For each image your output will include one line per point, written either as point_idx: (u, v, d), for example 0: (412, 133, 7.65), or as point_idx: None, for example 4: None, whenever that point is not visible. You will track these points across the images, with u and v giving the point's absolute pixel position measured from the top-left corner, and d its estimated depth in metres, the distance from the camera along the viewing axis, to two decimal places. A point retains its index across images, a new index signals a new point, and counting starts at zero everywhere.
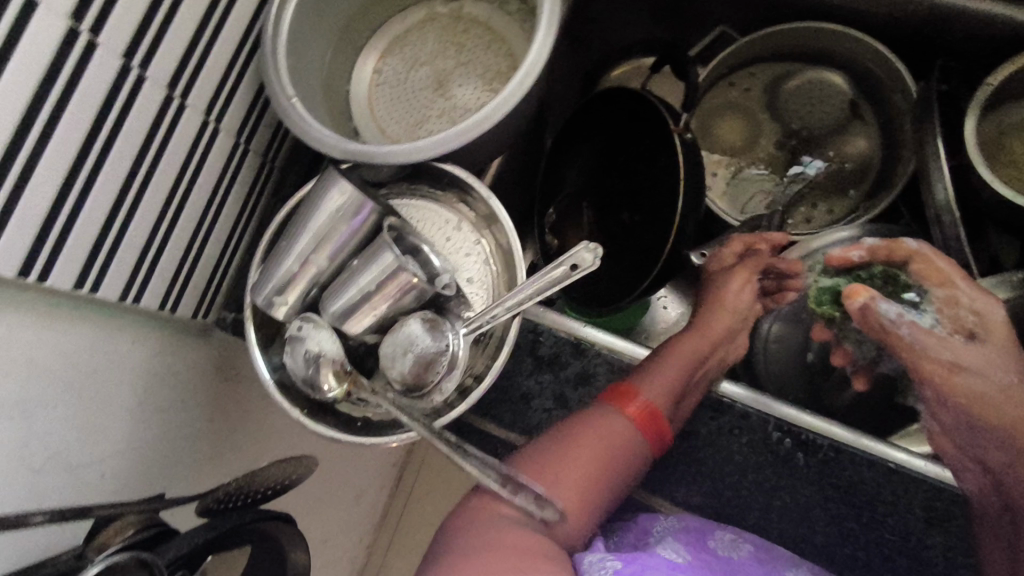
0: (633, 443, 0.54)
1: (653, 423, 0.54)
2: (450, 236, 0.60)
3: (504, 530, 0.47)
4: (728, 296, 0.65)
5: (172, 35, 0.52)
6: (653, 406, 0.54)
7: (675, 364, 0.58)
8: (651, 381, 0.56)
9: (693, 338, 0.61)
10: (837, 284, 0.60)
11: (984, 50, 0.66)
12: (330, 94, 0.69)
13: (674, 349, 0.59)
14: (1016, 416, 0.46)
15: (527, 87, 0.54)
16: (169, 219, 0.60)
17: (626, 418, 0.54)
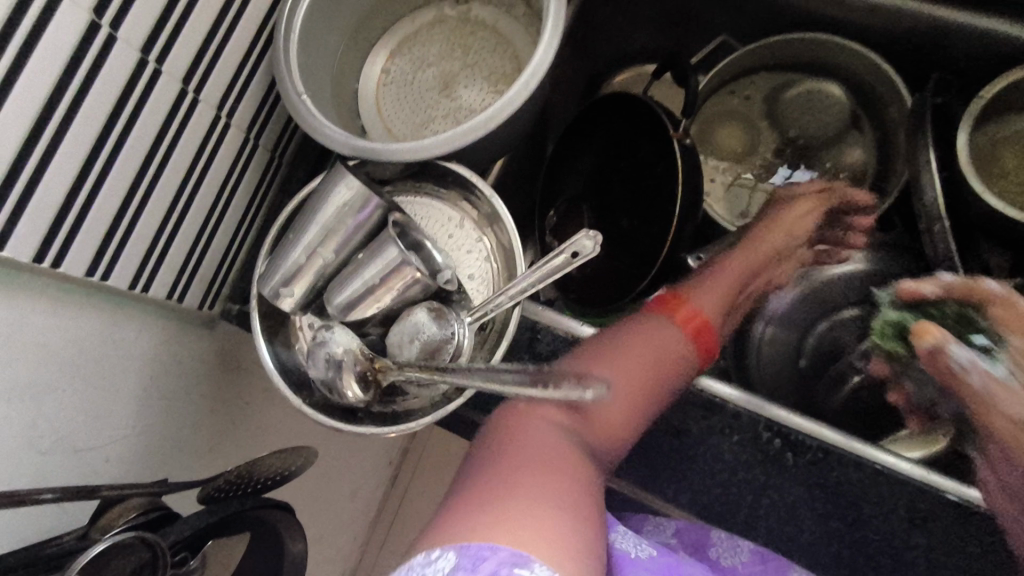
0: (683, 347, 0.60)
1: (703, 333, 0.62)
2: (453, 233, 0.62)
3: (543, 443, 0.52)
4: (791, 221, 0.70)
5: (190, 30, 0.54)
6: (703, 318, 0.62)
7: (720, 281, 0.66)
8: (698, 294, 0.64)
9: (740, 256, 0.69)
10: (903, 319, 0.60)
11: (978, 64, 0.68)
12: (339, 91, 0.70)
13: (722, 267, 0.68)
14: None
15: (531, 89, 0.55)
16: (180, 209, 0.62)
17: (680, 326, 0.61)
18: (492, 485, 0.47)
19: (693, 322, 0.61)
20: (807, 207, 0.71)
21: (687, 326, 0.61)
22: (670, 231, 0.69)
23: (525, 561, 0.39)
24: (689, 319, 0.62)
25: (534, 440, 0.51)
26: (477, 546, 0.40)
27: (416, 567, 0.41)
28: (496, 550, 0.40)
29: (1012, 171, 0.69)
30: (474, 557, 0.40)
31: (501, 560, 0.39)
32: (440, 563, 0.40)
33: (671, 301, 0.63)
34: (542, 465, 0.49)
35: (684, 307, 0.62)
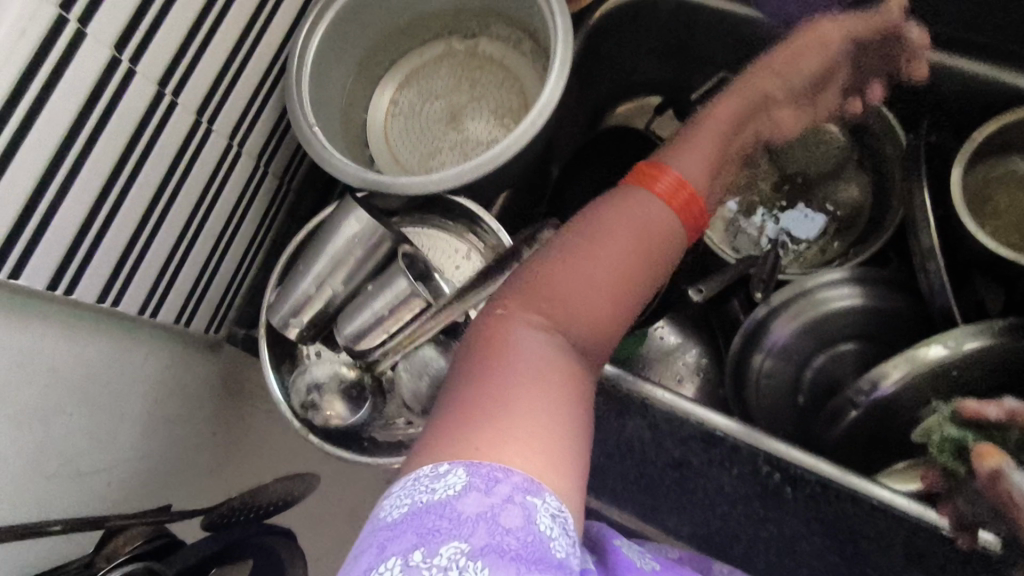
0: (668, 228, 0.47)
1: (690, 206, 0.49)
2: (459, 264, 0.61)
3: (523, 359, 0.40)
4: (806, 47, 0.58)
5: (204, 65, 0.55)
6: (692, 191, 0.49)
7: (713, 137, 0.55)
8: (682, 163, 0.51)
9: (749, 98, 0.58)
10: (965, 437, 0.51)
11: (970, 107, 0.70)
12: (347, 122, 0.72)
13: (713, 116, 0.56)
14: None
15: (539, 126, 0.57)
16: (190, 236, 0.62)
17: (660, 198, 0.48)
18: (473, 397, 0.37)
19: (679, 191, 0.48)
20: (837, 28, 0.58)
21: (672, 197, 0.48)
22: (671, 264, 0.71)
23: (538, 487, 0.33)
24: (674, 191, 0.48)
25: (511, 360, 0.40)
26: (489, 465, 0.33)
27: (422, 479, 0.33)
28: (508, 473, 0.33)
29: (1003, 211, 0.71)
30: (486, 478, 0.32)
31: (513, 486, 0.32)
32: (448, 479, 0.32)
33: (649, 169, 0.50)
34: (526, 368, 0.39)
35: (669, 175, 0.49)
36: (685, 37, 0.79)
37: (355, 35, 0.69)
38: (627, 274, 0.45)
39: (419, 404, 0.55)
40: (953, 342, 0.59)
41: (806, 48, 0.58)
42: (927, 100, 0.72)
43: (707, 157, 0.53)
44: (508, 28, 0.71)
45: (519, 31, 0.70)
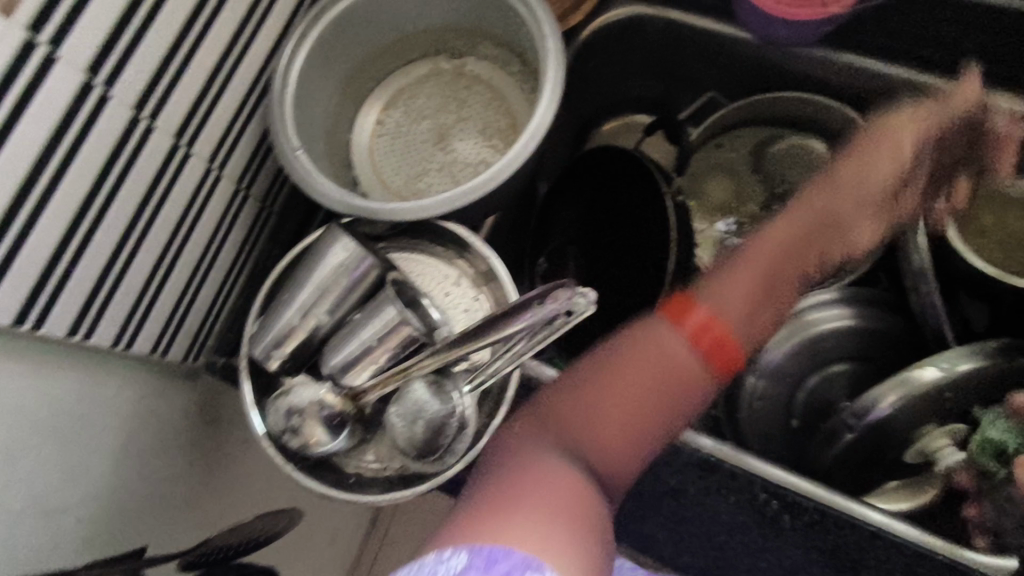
0: (697, 364, 0.46)
1: (725, 344, 0.47)
2: (449, 291, 0.59)
3: (542, 473, 0.43)
4: (868, 145, 0.57)
5: (182, 88, 0.53)
6: (719, 330, 0.47)
7: (754, 266, 0.51)
8: (715, 296, 0.49)
9: (808, 223, 0.55)
10: (1005, 440, 0.58)
11: None
12: (331, 142, 0.70)
13: (771, 239, 0.53)
14: None
15: (531, 150, 0.56)
16: (168, 263, 0.60)
17: (688, 335, 0.47)
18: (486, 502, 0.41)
19: (707, 332, 0.46)
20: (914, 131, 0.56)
21: (698, 336, 0.46)
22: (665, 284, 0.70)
23: (537, 565, 0.37)
24: (702, 331, 0.46)
25: (524, 471, 0.43)
26: (490, 547, 0.37)
27: (427, 566, 0.37)
28: (508, 553, 0.37)
29: (989, 230, 0.71)
30: (486, 558, 0.36)
31: (513, 564, 0.36)
32: (451, 562, 0.36)
33: (679, 304, 0.48)
34: (539, 477, 0.43)
35: (698, 311, 0.47)
36: (674, 56, 0.78)
37: (339, 56, 0.67)
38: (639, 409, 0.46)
39: (414, 447, 0.51)
40: (947, 363, 0.59)
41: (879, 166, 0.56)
42: None
43: (752, 289, 0.50)
44: (496, 48, 0.69)
45: (508, 51, 0.68)
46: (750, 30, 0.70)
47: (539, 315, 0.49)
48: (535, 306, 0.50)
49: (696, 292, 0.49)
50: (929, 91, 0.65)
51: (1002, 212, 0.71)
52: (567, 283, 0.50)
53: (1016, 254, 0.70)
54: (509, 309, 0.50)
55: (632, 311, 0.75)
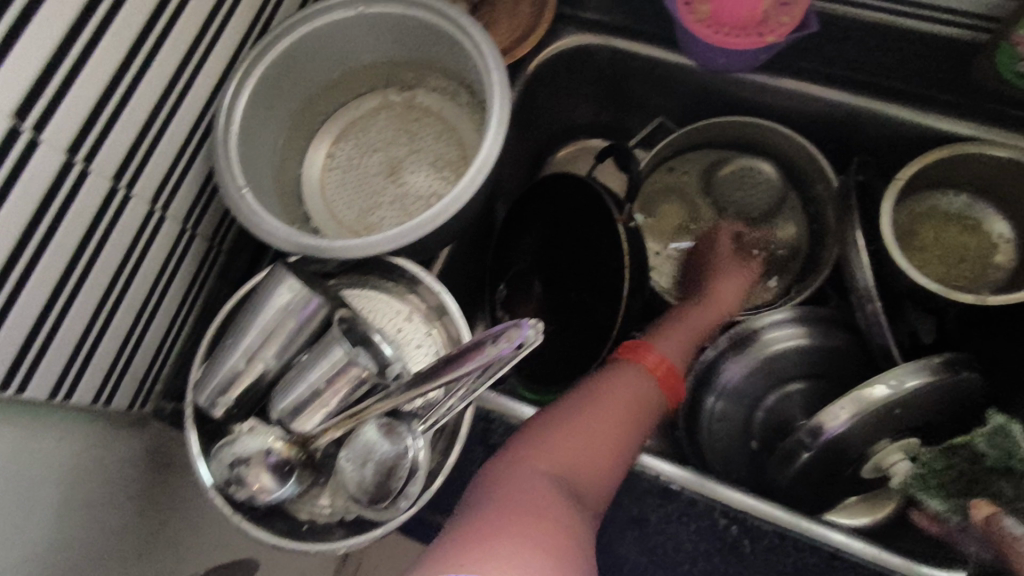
0: (654, 394, 0.63)
1: (674, 378, 0.65)
2: (401, 327, 0.59)
3: (532, 493, 0.50)
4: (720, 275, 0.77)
5: (120, 129, 0.52)
6: (669, 364, 0.65)
7: (687, 333, 0.71)
8: (664, 346, 0.68)
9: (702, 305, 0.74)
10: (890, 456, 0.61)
11: (894, 148, 0.72)
12: (281, 178, 0.69)
13: (689, 317, 0.72)
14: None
15: (477, 184, 0.56)
16: (109, 308, 0.58)
17: (650, 373, 0.64)
18: (473, 533, 0.45)
19: (662, 366, 0.65)
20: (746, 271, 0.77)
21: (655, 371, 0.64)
22: (620, 307, 0.71)
23: None
24: (659, 364, 0.65)
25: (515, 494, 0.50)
26: None
27: None
28: None
29: (929, 245, 0.73)
30: None
31: None
32: None
33: (638, 350, 0.66)
34: (537, 491, 0.50)
35: (651, 353, 0.66)
36: (623, 84, 0.80)
37: (285, 92, 0.66)
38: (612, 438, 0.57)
39: (365, 493, 0.49)
40: (895, 381, 0.60)
41: (730, 269, 0.77)
42: (855, 143, 0.74)
43: (682, 344, 0.69)
44: (445, 80, 0.69)
45: (457, 83, 0.68)
46: (694, 58, 0.71)
47: (490, 354, 0.49)
48: (488, 345, 0.49)
49: (651, 343, 0.68)
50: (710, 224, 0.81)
51: (942, 227, 0.74)
52: (519, 320, 0.49)
53: (957, 268, 0.73)
54: (463, 350, 0.50)
55: (591, 336, 0.75)
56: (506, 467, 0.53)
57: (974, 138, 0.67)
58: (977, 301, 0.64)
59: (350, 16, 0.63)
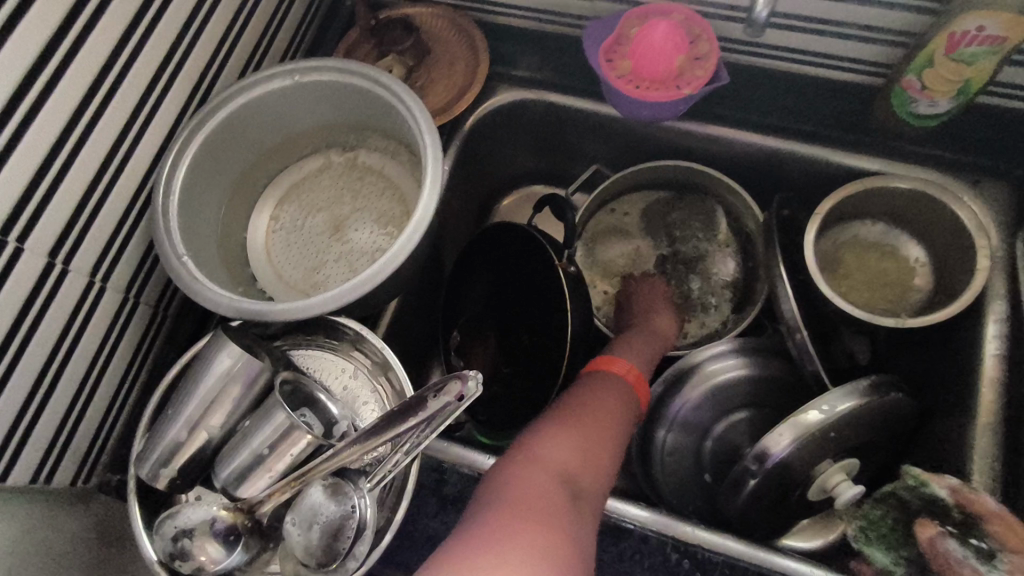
0: (630, 398, 0.67)
1: (643, 386, 0.70)
2: (347, 384, 0.59)
3: (537, 491, 0.53)
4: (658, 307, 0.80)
5: (54, 206, 0.53)
6: (637, 370, 0.70)
7: (636, 354, 0.73)
8: (627, 355, 0.72)
9: (648, 324, 0.77)
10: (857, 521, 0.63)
11: (812, 185, 0.77)
12: (226, 242, 0.70)
13: (643, 333, 0.76)
14: None
15: (415, 242, 0.58)
16: (48, 383, 0.58)
17: (624, 380, 0.68)
18: (480, 534, 0.48)
19: (631, 373, 0.70)
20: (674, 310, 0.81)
21: (629, 380, 0.69)
22: (565, 347, 0.73)
23: None
24: (629, 371, 0.70)
25: (521, 493, 0.53)
26: None
27: None
28: None
29: (854, 273, 0.77)
30: None
31: None
32: None
33: (608, 361, 0.71)
34: (540, 490, 0.53)
35: (619, 363, 0.70)
36: (559, 136, 0.84)
37: (227, 159, 0.68)
38: (607, 441, 0.61)
39: (312, 556, 0.49)
40: (828, 405, 0.63)
41: (660, 298, 0.81)
42: (777, 181, 0.79)
43: (644, 353, 0.73)
44: (384, 139, 0.72)
45: (396, 142, 0.71)
46: (619, 110, 0.75)
47: (434, 407, 0.50)
48: (429, 399, 0.51)
49: (615, 357, 0.72)
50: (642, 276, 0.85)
51: (864, 254, 0.78)
52: (460, 373, 0.51)
53: (882, 292, 0.77)
54: (407, 405, 0.51)
55: (541, 377, 0.77)
56: (515, 464, 0.56)
57: (882, 172, 0.72)
58: (896, 322, 0.67)
59: (286, 85, 0.65)
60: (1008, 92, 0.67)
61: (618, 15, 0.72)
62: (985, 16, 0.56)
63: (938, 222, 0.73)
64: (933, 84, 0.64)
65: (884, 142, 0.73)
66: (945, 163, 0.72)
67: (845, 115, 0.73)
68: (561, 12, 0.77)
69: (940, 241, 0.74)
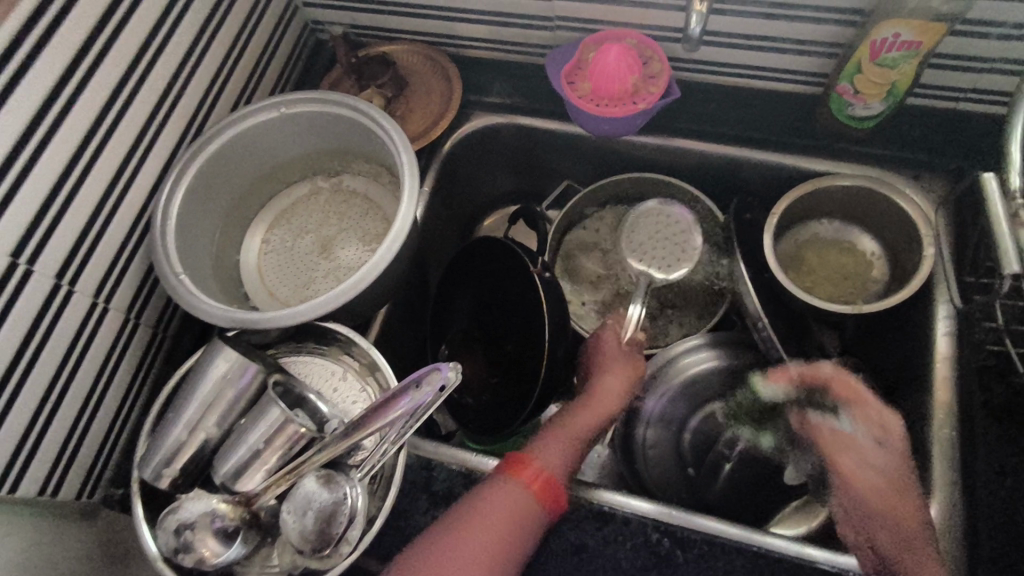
0: (526, 507, 0.59)
1: (551, 491, 0.61)
2: (337, 386, 0.63)
3: None
4: (610, 368, 0.72)
5: (61, 232, 0.58)
6: (548, 474, 0.61)
7: (561, 445, 0.64)
8: (543, 450, 0.63)
9: (585, 403, 0.69)
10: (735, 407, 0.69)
11: (768, 188, 0.82)
12: (221, 264, 0.74)
13: (574, 415, 0.68)
14: (887, 474, 0.60)
15: (395, 250, 0.63)
16: (55, 397, 0.61)
17: (526, 489, 0.60)
18: None
19: (539, 479, 0.61)
20: (630, 371, 0.72)
21: (536, 486, 0.60)
22: (544, 351, 0.75)
23: None
24: (536, 477, 0.61)
25: None
26: None
27: None
28: None
29: (816, 268, 0.80)
30: None
31: None
32: None
33: (518, 461, 0.62)
34: None
35: (531, 467, 0.61)
36: (531, 156, 0.90)
37: (220, 188, 0.73)
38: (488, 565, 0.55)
39: (307, 543, 0.52)
40: None
41: (611, 365, 0.72)
42: (735, 186, 0.84)
43: (565, 446, 0.64)
44: (366, 163, 0.77)
45: (377, 166, 0.76)
46: (583, 128, 0.81)
47: (417, 396, 0.54)
48: (412, 390, 0.54)
49: (533, 453, 0.63)
50: (599, 333, 0.76)
51: (824, 251, 0.81)
52: (439, 364, 0.55)
53: (842, 286, 0.79)
54: (389, 397, 0.54)
55: (518, 380, 0.80)
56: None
57: (830, 173, 0.77)
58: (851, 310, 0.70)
59: (273, 117, 0.71)
60: (930, 93, 0.74)
61: (576, 43, 0.78)
62: (900, 24, 0.62)
63: (886, 215, 0.77)
64: (864, 88, 0.69)
65: (831, 145, 0.78)
66: (884, 160, 0.76)
67: (792, 121, 0.79)
68: (524, 42, 0.83)
69: (890, 232, 0.78)
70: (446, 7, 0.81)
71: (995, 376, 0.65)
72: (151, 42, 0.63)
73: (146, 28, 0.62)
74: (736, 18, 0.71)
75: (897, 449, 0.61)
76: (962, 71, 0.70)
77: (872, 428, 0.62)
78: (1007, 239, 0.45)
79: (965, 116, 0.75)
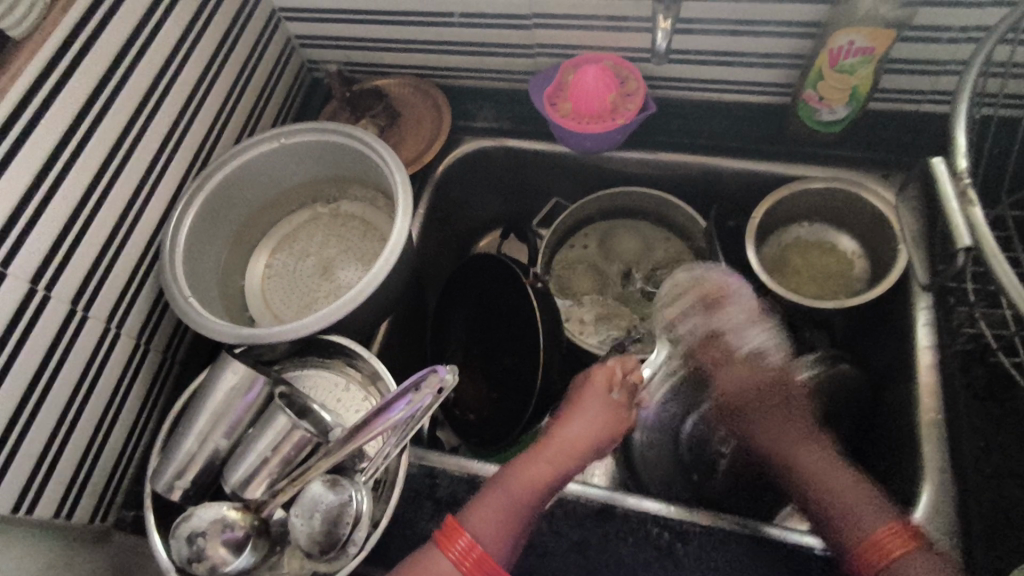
0: None
1: (486, 564, 0.53)
2: (339, 397, 0.67)
3: None
4: (595, 405, 0.64)
5: (77, 261, 0.61)
6: (482, 548, 0.54)
7: (500, 507, 0.57)
8: (481, 514, 0.56)
9: (547, 454, 0.61)
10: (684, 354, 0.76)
11: (747, 194, 0.86)
12: (225, 290, 0.78)
13: (523, 473, 0.59)
14: (737, 400, 0.70)
15: (392, 263, 0.66)
16: (71, 418, 0.63)
17: (456, 565, 0.53)
18: None
19: (473, 554, 0.53)
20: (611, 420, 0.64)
21: (469, 559, 0.53)
22: (540, 358, 0.77)
23: None
24: (467, 553, 0.53)
25: None
26: None
27: None
28: None
29: (801, 269, 0.83)
30: None
31: None
32: None
33: (454, 527, 0.55)
34: None
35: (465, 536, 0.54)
36: (520, 176, 0.94)
37: (225, 217, 0.77)
38: None
39: (315, 545, 0.55)
40: None
41: (591, 410, 0.64)
42: (716, 194, 0.88)
43: (509, 509, 0.57)
44: (362, 188, 0.82)
45: (373, 190, 0.81)
46: (568, 146, 0.85)
47: (420, 398, 0.55)
48: (413, 392, 0.55)
49: (470, 516, 0.56)
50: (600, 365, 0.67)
51: (807, 253, 0.84)
52: (436, 366, 0.56)
53: (827, 286, 0.82)
54: (389, 400, 0.56)
55: (514, 390, 0.82)
56: None
57: (803, 176, 0.81)
58: (834, 305, 0.72)
59: (273, 147, 0.75)
60: (886, 97, 0.78)
61: (556, 67, 0.83)
62: (852, 32, 0.66)
63: (860, 214, 0.80)
64: (828, 94, 0.74)
65: (805, 150, 0.82)
66: (855, 162, 0.80)
67: (765, 130, 0.83)
68: (508, 70, 0.88)
69: (866, 231, 0.81)
70: (433, 42, 0.86)
71: (976, 360, 0.68)
72: (159, 81, 0.68)
73: (154, 71, 0.67)
74: (703, 36, 0.76)
75: (749, 391, 0.69)
76: (915, 75, 0.74)
77: (731, 370, 0.71)
78: (962, 223, 0.49)
79: (926, 116, 0.79)
